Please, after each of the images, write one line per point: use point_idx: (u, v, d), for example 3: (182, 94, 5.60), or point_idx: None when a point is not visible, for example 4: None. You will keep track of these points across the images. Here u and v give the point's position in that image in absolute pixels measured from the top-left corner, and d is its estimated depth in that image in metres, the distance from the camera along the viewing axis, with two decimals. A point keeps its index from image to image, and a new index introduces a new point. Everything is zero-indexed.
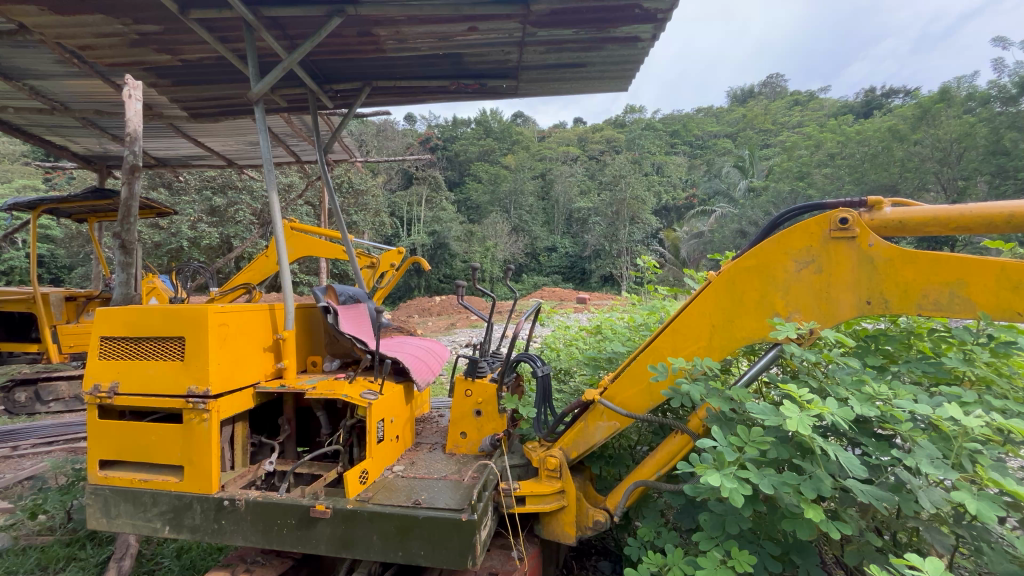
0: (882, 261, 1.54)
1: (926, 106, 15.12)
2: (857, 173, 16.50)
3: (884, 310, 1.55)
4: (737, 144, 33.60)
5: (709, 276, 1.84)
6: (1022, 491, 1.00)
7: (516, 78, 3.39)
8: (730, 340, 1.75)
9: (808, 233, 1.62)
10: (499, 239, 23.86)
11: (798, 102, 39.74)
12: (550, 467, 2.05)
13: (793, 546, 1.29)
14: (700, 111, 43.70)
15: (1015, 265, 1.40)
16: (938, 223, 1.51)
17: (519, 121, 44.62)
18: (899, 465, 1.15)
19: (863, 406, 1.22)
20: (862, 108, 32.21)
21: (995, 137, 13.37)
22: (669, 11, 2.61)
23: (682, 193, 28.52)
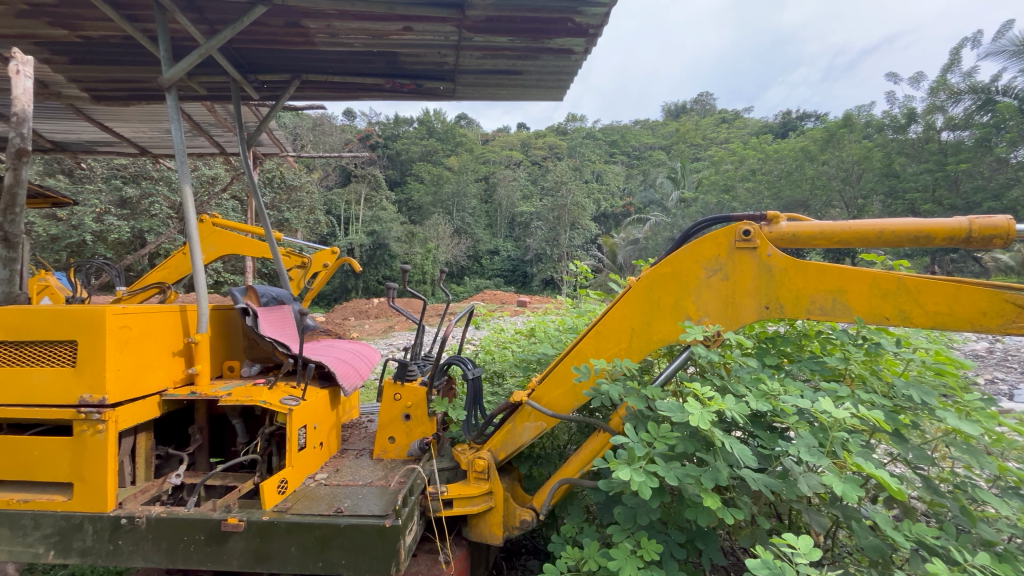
0: (778, 270, 1.70)
1: (832, 130, 16.78)
2: (774, 189, 18.00)
3: (779, 314, 1.70)
4: (670, 156, 35.50)
5: (630, 281, 1.94)
6: (879, 472, 1.15)
7: (453, 80, 3.39)
8: (648, 342, 1.86)
9: (717, 243, 1.75)
10: (441, 241, 23.63)
11: (724, 120, 42.67)
12: (478, 469, 2.07)
13: (697, 534, 1.38)
14: (637, 123, 45.78)
15: (884, 276, 1.59)
16: (824, 237, 1.69)
17: (463, 123, 44.52)
18: (784, 455, 1.27)
19: (756, 402, 1.35)
20: (779, 129, 35.14)
21: (887, 161, 15.09)
22: (600, 27, 2.73)
23: (620, 201, 29.70)
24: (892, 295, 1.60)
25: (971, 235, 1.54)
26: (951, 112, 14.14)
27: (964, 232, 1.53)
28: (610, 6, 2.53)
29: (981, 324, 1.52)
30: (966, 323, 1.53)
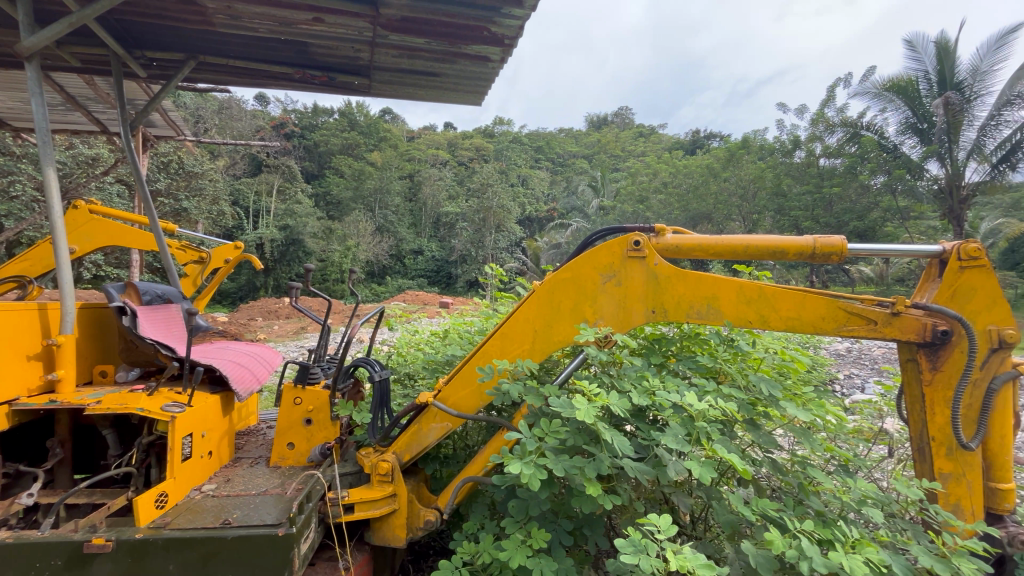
0: (663, 278, 1.88)
1: (732, 151, 18.52)
2: (683, 202, 19.49)
3: (663, 318, 1.88)
4: (592, 165, 37.07)
5: (534, 285, 2.05)
6: (730, 457, 1.32)
7: (368, 77, 3.32)
8: (549, 344, 1.97)
9: (612, 252, 1.90)
10: (361, 239, 22.73)
11: (641, 134, 45.37)
12: (381, 472, 2.05)
13: (584, 521, 1.48)
14: (562, 130, 47.21)
15: (748, 285, 1.81)
16: (703, 248, 1.89)
17: (387, 118, 43.18)
18: (657, 444, 1.42)
19: (636, 397, 1.48)
20: (689, 146, 38.07)
21: (777, 182, 16.95)
22: (515, 38, 2.83)
23: (544, 206, 30.47)
24: (755, 301, 1.83)
25: (815, 250, 1.81)
26: (827, 141, 16.17)
27: (810, 248, 1.80)
28: (524, 19, 2.63)
29: (822, 327, 1.79)
30: (810, 326, 1.79)
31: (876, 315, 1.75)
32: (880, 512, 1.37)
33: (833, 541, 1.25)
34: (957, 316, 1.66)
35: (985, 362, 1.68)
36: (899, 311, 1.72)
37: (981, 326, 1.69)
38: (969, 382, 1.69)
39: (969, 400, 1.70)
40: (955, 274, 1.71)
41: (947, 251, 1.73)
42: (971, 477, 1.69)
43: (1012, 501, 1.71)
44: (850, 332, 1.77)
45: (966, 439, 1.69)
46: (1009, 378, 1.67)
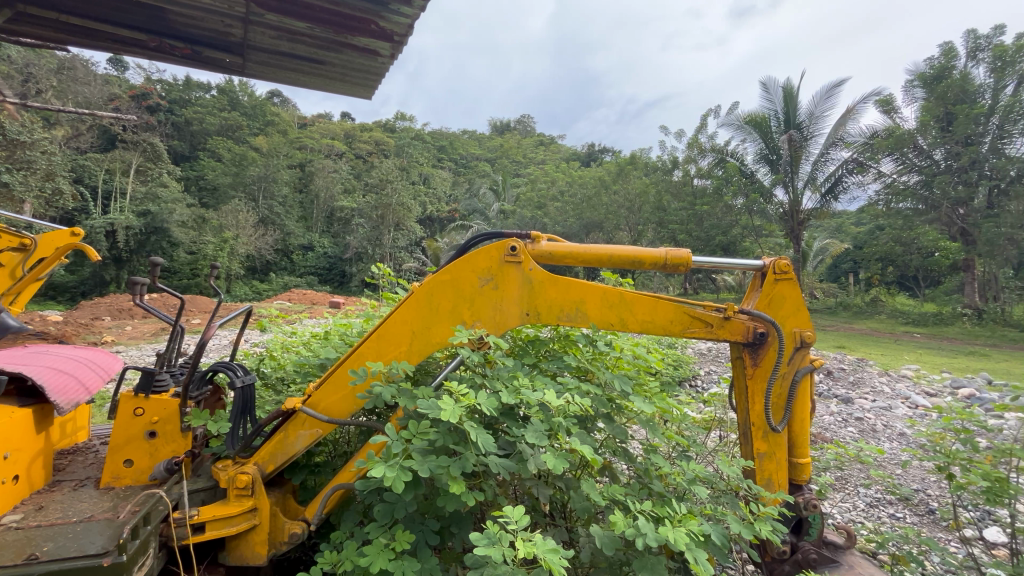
0: (535, 282, 1.98)
1: (621, 166, 20.04)
2: (577, 210, 20.55)
3: (536, 320, 1.99)
4: (494, 169, 37.63)
5: (414, 286, 2.04)
6: (581, 449, 1.43)
7: (242, 56, 3.05)
8: (427, 346, 1.98)
9: (489, 256, 1.96)
10: (241, 231, 20.63)
11: (542, 143, 47.05)
12: (240, 485, 1.89)
13: (452, 520, 1.50)
14: (466, 132, 47.27)
15: (609, 291, 1.99)
16: (572, 256, 2.03)
17: (276, 101, 39.73)
18: (520, 440, 1.50)
19: (504, 396, 1.55)
20: (585, 158, 40.37)
21: (658, 197, 18.70)
22: (404, 36, 2.80)
23: (445, 207, 30.22)
24: (616, 305, 2.01)
25: (668, 261, 2.02)
26: (700, 163, 18.17)
27: (662, 260, 2.01)
28: (413, 18, 2.62)
29: (671, 329, 2.03)
30: (661, 328, 2.02)
31: (711, 319, 2.01)
32: (705, 488, 1.59)
33: (667, 517, 1.42)
34: (771, 320, 1.99)
35: (790, 358, 2.02)
36: (729, 316, 2.01)
37: (787, 328, 2.03)
38: (777, 375, 2.03)
39: (777, 390, 2.04)
40: (771, 284, 2.04)
41: (765, 266, 2.07)
42: (778, 455, 2.02)
43: (808, 473, 2.08)
44: (692, 334, 2.03)
45: (774, 423, 2.03)
46: (807, 370, 2.03)
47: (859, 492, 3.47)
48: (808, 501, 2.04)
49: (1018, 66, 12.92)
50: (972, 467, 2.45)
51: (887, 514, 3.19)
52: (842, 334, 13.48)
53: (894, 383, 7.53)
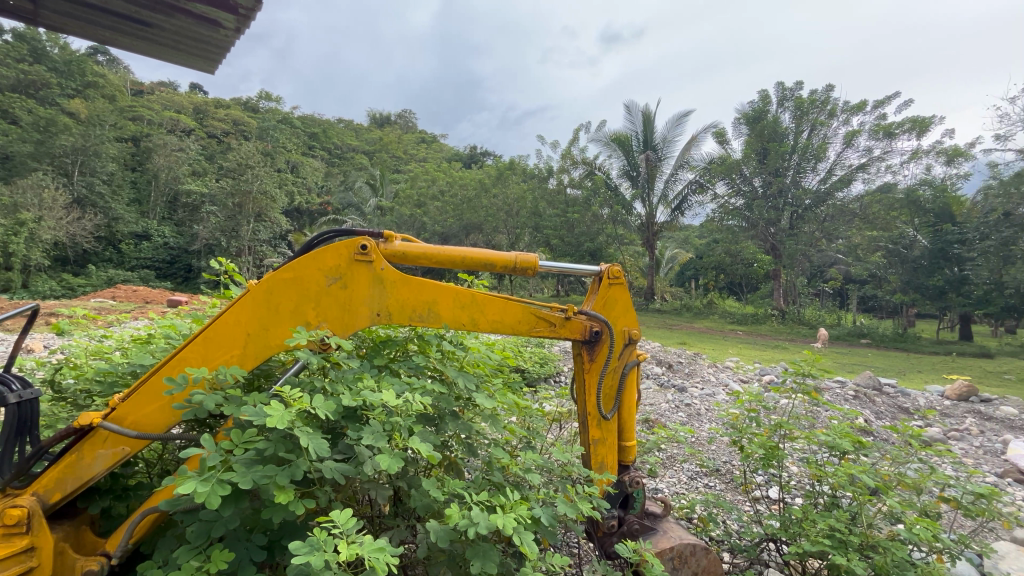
0: (387, 282, 1.97)
1: (501, 170, 20.61)
2: (457, 210, 20.34)
3: (386, 320, 1.98)
4: (372, 162, 36.04)
5: (251, 284, 1.91)
6: (417, 448, 1.46)
7: (30, 1, 2.50)
8: (265, 349, 1.87)
9: (338, 254, 1.91)
10: (46, 213, 16.84)
11: (424, 140, 46.40)
12: (10, 522, 1.56)
13: (283, 533, 1.42)
14: (341, 120, 44.49)
15: (461, 292, 2.05)
16: (425, 256, 2.06)
17: (99, 59, 33.10)
18: (357, 442, 1.48)
19: (343, 400, 1.51)
20: (466, 159, 40.68)
21: (534, 204, 19.61)
22: (252, 10, 2.57)
23: (316, 199, 28.15)
24: (468, 306, 2.08)
25: (517, 265, 2.13)
26: (572, 173, 19.56)
27: (514, 263, 2.12)
28: None
29: (519, 328, 2.16)
30: (509, 328, 2.14)
31: (554, 318, 2.18)
32: (539, 475, 1.73)
33: (500, 504, 1.51)
34: (604, 320, 2.22)
35: (620, 352, 2.28)
36: (568, 316, 2.20)
37: (617, 326, 2.29)
38: (609, 368, 2.27)
39: (608, 382, 2.28)
40: (605, 288, 2.28)
41: (601, 271, 2.30)
42: (608, 439, 2.27)
43: (633, 454, 2.36)
44: (537, 333, 2.18)
45: (605, 411, 2.27)
46: (634, 363, 2.31)
47: (682, 468, 4.04)
48: (633, 478, 2.32)
49: (811, 115, 16.15)
50: (755, 438, 3.03)
51: (703, 484, 3.76)
52: (685, 331, 15.55)
53: (719, 372, 8.90)
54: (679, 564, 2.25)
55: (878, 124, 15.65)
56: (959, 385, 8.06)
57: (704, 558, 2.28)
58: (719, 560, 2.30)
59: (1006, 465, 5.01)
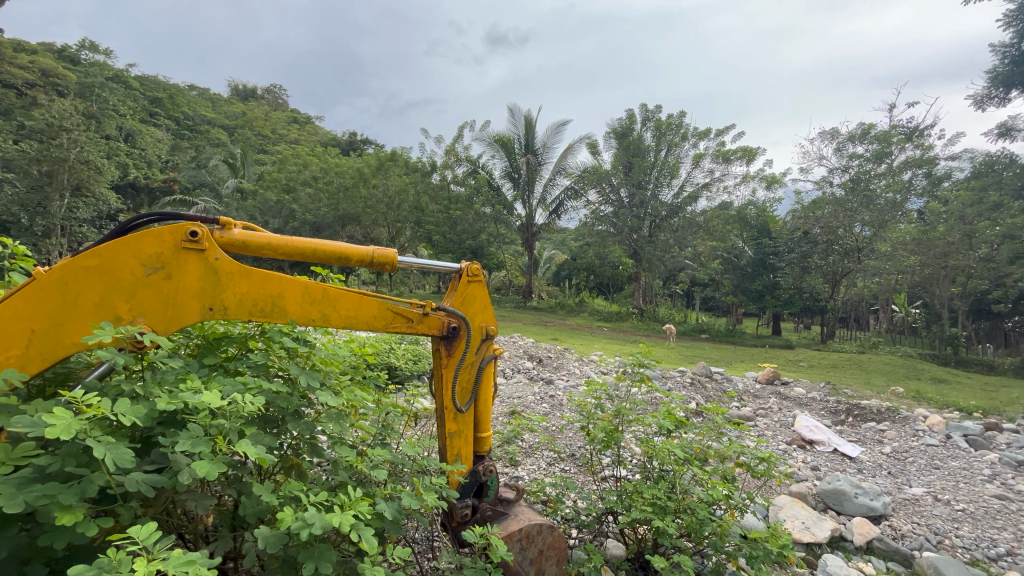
0: (223, 273, 1.82)
1: (382, 161, 19.71)
2: (332, 200, 18.69)
3: (221, 315, 1.83)
4: (232, 139, 32.05)
5: (43, 271, 1.64)
6: (244, 450, 1.37)
7: None
8: (58, 348, 1.63)
9: (161, 240, 1.73)
10: None
11: (296, 121, 42.64)
12: None
13: (72, 555, 1.24)
14: (193, 86, 38.68)
15: (310, 286, 1.96)
16: (269, 247, 1.93)
17: None
18: (173, 449, 1.35)
19: (158, 405, 1.37)
20: (345, 146, 38.24)
21: (417, 198, 19.20)
22: None
23: (158, 174, 24.12)
24: (319, 301, 2.00)
25: (374, 260, 2.09)
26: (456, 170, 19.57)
27: (371, 257, 2.07)
28: None
29: (375, 324, 2.12)
30: (365, 323, 2.09)
31: (412, 314, 2.18)
32: (384, 471, 1.75)
33: (341, 503, 1.49)
34: (461, 316, 2.28)
35: (477, 347, 2.35)
36: (427, 311, 2.21)
37: (475, 321, 2.35)
38: (466, 363, 2.33)
39: (465, 375, 2.34)
40: (464, 285, 2.34)
41: (461, 269, 2.37)
42: (465, 432, 2.35)
43: (489, 444, 2.47)
44: (394, 328, 2.16)
45: (460, 404, 2.33)
46: (491, 358, 2.40)
47: (542, 455, 4.34)
48: (487, 467, 2.41)
49: (668, 137, 18.20)
50: (600, 422, 3.37)
51: (558, 468, 4.08)
52: (559, 328, 16.52)
53: (583, 365, 9.64)
54: (526, 544, 2.40)
55: (718, 150, 18.27)
56: (767, 371, 9.82)
57: (550, 535, 2.47)
58: (563, 535, 2.51)
59: (794, 434, 6.26)
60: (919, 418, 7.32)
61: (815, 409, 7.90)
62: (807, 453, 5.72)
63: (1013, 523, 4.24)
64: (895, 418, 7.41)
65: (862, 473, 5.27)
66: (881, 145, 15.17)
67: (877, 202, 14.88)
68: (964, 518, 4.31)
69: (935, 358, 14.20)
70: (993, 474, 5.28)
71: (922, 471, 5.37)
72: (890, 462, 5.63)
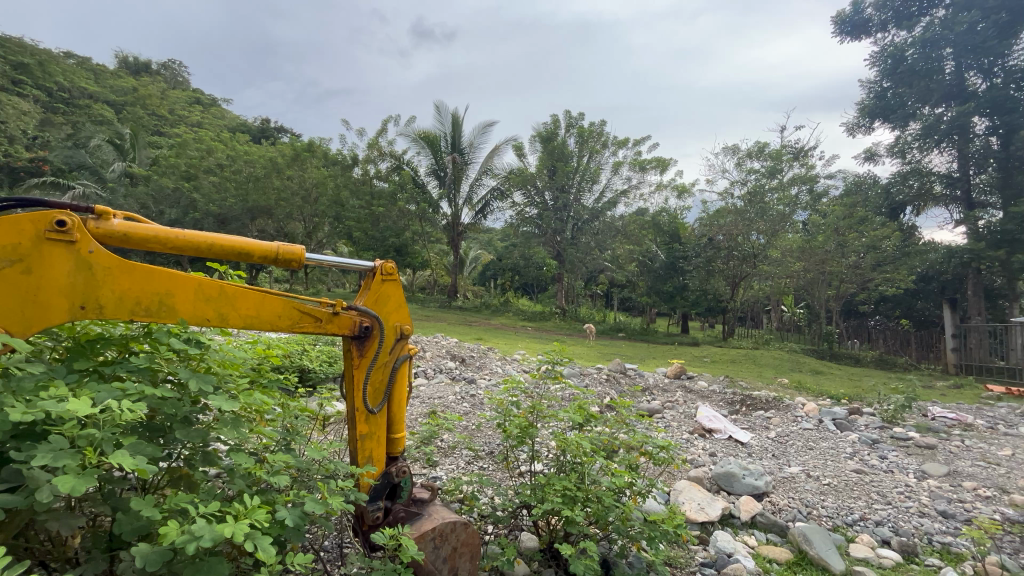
0: (99, 268, 1.67)
1: (297, 151, 18.47)
2: (240, 190, 17.17)
3: (96, 316, 1.68)
4: (119, 117, 28.41)
5: None
6: (118, 460, 1.25)
7: None
8: None
9: (21, 230, 1.57)
10: None
11: (199, 102, 38.85)
12: None
13: None
14: (71, 53, 33.85)
15: (205, 283, 1.83)
16: (156, 240, 1.79)
17: None
18: (30, 465, 1.21)
19: (10, 416, 1.22)
20: (256, 133, 35.52)
21: (336, 192, 18.55)
22: None
23: (21, 152, 20.70)
24: (215, 299, 1.88)
25: (280, 257, 1.98)
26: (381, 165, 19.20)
27: (274, 253, 1.96)
28: None
29: (279, 324, 2.01)
30: (267, 323, 1.99)
31: (321, 314, 2.11)
32: (285, 477, 1.68)
33: (235, 513, 1.42)
34: (374, 315, 2.22)
35: (390, 347, 2.30)
36: (337, 311, 2.15)
37: (388, 321, 2.30)
38: (378, 364, 2.28)
39: (377, 376, 2.29)
40: (378, 284, 2.30)
41: (375, 268, 2.32)
42: (377, 433, 2.30)
43: (403, 445, 2.44)
44: (301, 328, 2.07)
45: (372, 406, 2.28)
46: (405, 358, 2.36)
47: (460, 454, 4.36)
48: (400, 469, 2.38)
49: (590, 144, 18.94)
50: (515, 419, 3.46)
51: (476, 467, 4.13)
52: (484, 328, 16.55)
53: (505, 365, 9.77)
54: (439, 542, 2.40)
55: (636, 159, 19.38)
56: (675, 366, 10.60)
57: (463, 532, 2.48)
58: (477, 531, 2.53)
59: (696, 424, 6.81)
60: (799, 405, 8.30)
61: (715, 401, 8.66)
62: (707, 441, 6.28)
63: (866, 493, 4.96)
64: (779, 406, 8.34)
65: (750, 457, 5.87)
66: (773, 162, 17.13)
67: (770, 213, 16.65)
68: (830, 491, 4.96)
69: (814, 353, 16.14)
70: (854, 452, 6.12)
71: (799, 452, 6.10)
72: (773, 445, 6.34)
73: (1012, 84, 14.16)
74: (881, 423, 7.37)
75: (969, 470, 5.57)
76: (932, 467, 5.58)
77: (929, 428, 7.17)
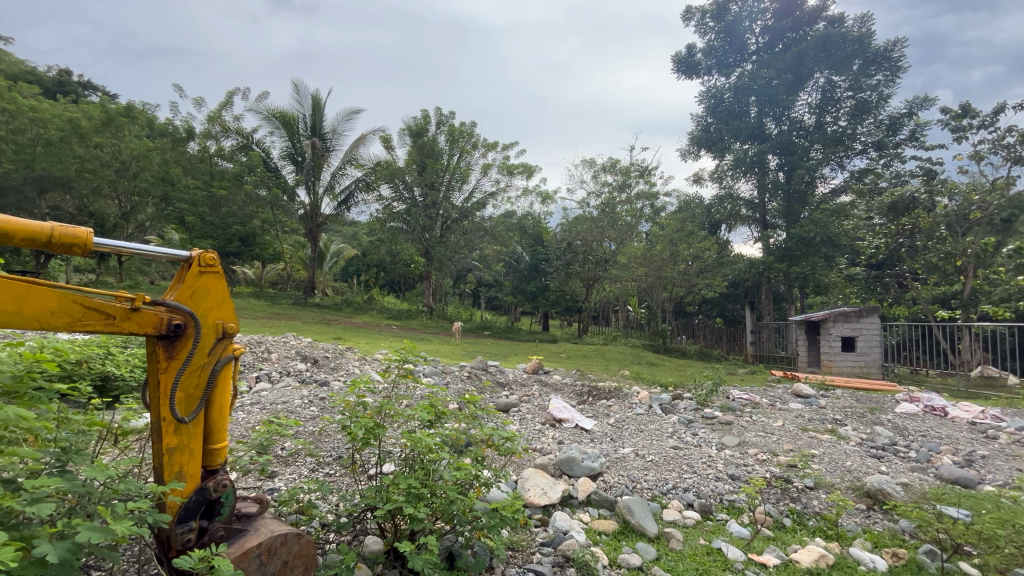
0: None
1: (111, 114, 14.75)
2: (22, 154, 13.65)
3: None
4: None
5: None
6: None
7: None
8: None
9: None
10: None
11: None
12: None
13: None
14: None
15: None
16: None
17: None
18: None
19: None
20: (50, 87, 28.60)
21: (162, 167, 15.80)
22: None
23: None
24: None
25: (54, 240, 1.64)
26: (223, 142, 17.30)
27: (44, 237, 1.61)
28: None
29: (53, 322, 1.73)
30: (34, 322, 1.70)
31: (114, 310, 1.81)
32: (49, 504, 1.41)
33: None
34: (187, 312, 1.96)
35: (210, 348, 2.04)
36: (136, 307, 1.86)
37: (207, 319, 2.05)
38: (193, 366, 2.01)
39: (191, 380, 2.01)
40: (193, 276, 2.03)
41: (191, 257, 2.05)
42: (189, 446, 2.03)
43: (223, 456, 2.18)
44: (85, 327, 1.79)
45: (182, 414, 1.99)
46: (228, 359, 2.11)
47: (303, 462, 4.07)
48: (219, 483, 2.12)
49: (460, 143, 19.05)
50: (360, 419, 3.32)
51: (321, 473, 3.89)
52: (344, 326, 15.61)
53: (364, 364, 9.36)
54: (266, 559, 2.20)
55: (504, 163, 20.09)
56: (533, 362, 11.23)
57: (296, 544, 2.32)
58: (312, 541, 2.38)
59: (548, 415, 7.33)
60: (634, 394, 9.42)
61: (566, 393, 9.41)
62: (557, 431, 6.79)
63: (679, 465, 5.84)
64: (619, 394, 9.39)
65: (591, 442, 6.50)
66: (623, 177, 19.17)
67: (619, 223, 18.68)
68: (652, 466, 5.74)
69: (651, 347, 18.47)
70: (673, 431, 7.17)
71: (631, 434, 6.94)
72: (611, 430, 7.11)
73: (794, 132, 17.84)
74: (696, 405, 8.76)
75: (752, 439, 6.92)
76: (728, 439, 6.80)
77: (729, 408, 8.72)
